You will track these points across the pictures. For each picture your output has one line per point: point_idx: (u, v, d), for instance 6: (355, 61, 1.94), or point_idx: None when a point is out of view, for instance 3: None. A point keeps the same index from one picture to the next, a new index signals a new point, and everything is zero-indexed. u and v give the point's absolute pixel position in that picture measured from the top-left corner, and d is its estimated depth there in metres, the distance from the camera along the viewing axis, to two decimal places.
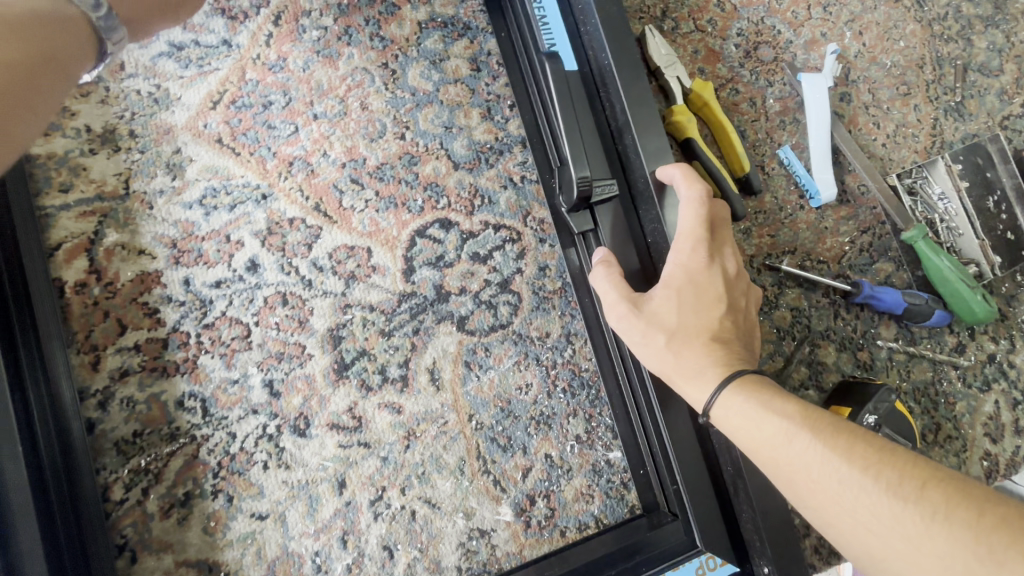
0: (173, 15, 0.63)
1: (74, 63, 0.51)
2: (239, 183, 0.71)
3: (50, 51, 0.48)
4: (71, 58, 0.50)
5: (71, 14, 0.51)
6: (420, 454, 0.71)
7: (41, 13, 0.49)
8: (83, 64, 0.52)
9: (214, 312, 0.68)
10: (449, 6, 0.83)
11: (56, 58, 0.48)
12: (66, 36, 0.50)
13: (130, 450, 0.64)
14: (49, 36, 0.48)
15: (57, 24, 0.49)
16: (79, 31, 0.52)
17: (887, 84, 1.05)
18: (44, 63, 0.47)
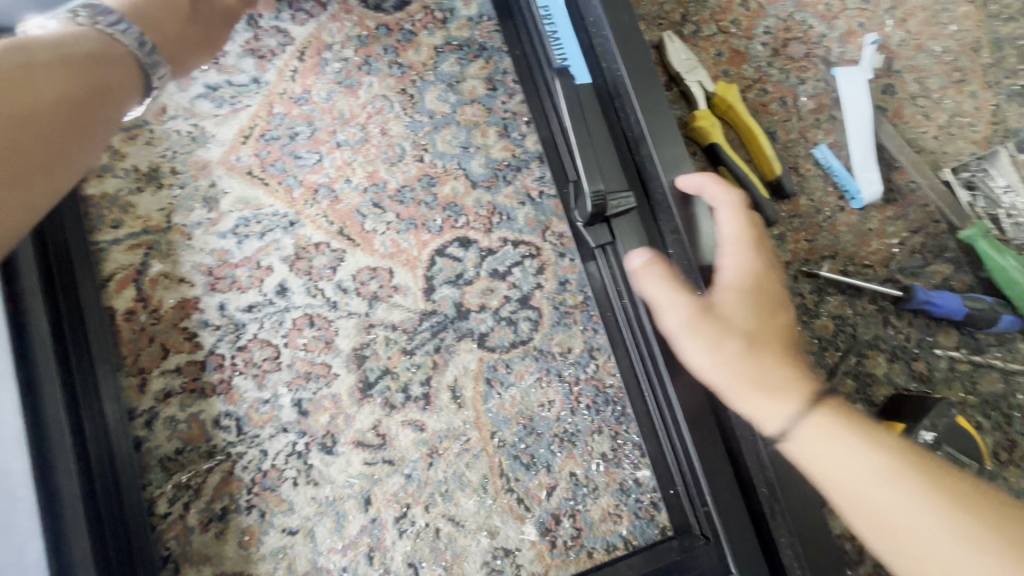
0: (208, 52, 0.67)
1: (124, 97, 0.54)
2: (268, 213, 0.75)
3: (101, 87, 0.52)
4: (118, 93, 0.53)
5: (122, 52, 0.54)
6: (443, 471, 0.72)
7: (96, 50, 0.52)
8: (134, 96, 0.55)
9: (246, 335, 0.72)
10: (464, 29, 0.85)
11: (105, 92, 0.52)
12: (116, 72, 0.53)
13: (173, 466, 0.68)
14: (99, 74, 0.52)
15: (109, 59, 0.53)
16: (129, 65, 0.55)
17: (938, 71, 0.98)
18: (93, 100, 0.51)
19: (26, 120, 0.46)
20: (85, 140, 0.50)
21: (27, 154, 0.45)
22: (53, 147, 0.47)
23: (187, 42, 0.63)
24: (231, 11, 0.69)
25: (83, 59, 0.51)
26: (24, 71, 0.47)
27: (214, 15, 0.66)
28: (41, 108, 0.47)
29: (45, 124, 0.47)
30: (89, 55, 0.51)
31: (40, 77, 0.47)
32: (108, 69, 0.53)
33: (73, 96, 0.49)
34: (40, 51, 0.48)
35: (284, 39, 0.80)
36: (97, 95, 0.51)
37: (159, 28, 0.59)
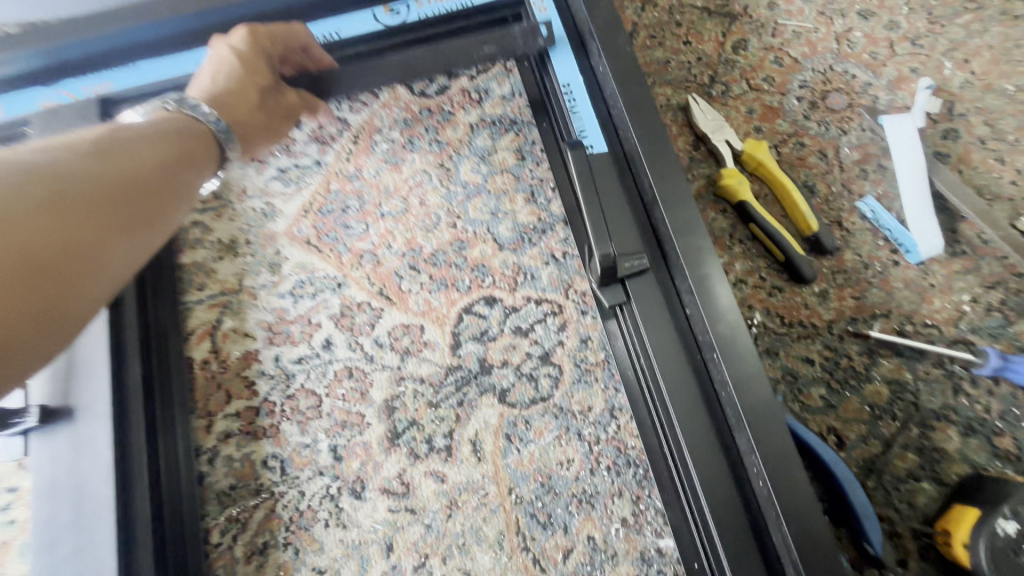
0: (274, 138, 0.79)
1: (206, 163, 0.67)
2: (321, 275, 0.86)
3: (190, 155, 0.64)
4: (201, 159, 0.66)
5: (204, 129, 0.68)
6: (461, 524, 0.74)
7: (184, 128, 0.66)
8: (211, 156, 0.68)
9: (295, 384, 0.81)
10: (497, 106, 0.93)
11: (191, 157, 0.65)
12: (199, 143, 0.67)
13: (227, 501, 0.76)
14: (187, 145, 0.65)
15: (190, 132, 0.66)
16: (205, 136, 0.68)
17: (1011, 111, 0.91)
18: (184, 164, 0.63)
19: (141, 178, 0.58)
20: (179, 195, 0.62)
21: (140, 203, 0.57)
22: (157, 198, 0.59)
23: (257, 126, 0.76)
24: (294, 107, 0.82)
25: (173, 133, 0.64)
26: (133, 143, 0.59)
27: (279, 109, 0.79)
28: (148, 168, 0.59)
29: (151, 180, 0.59)
30: (176, 131, 0.65)
31: (145, 146, 0.60)
32: (193, 140, 0.66)
33: (169, 158, 0.62)
34: (142, 130, 0.62)
35: (342, 126, 0.93)
36: (184, 158, 0.64)
37: (233, 115, 0.72)
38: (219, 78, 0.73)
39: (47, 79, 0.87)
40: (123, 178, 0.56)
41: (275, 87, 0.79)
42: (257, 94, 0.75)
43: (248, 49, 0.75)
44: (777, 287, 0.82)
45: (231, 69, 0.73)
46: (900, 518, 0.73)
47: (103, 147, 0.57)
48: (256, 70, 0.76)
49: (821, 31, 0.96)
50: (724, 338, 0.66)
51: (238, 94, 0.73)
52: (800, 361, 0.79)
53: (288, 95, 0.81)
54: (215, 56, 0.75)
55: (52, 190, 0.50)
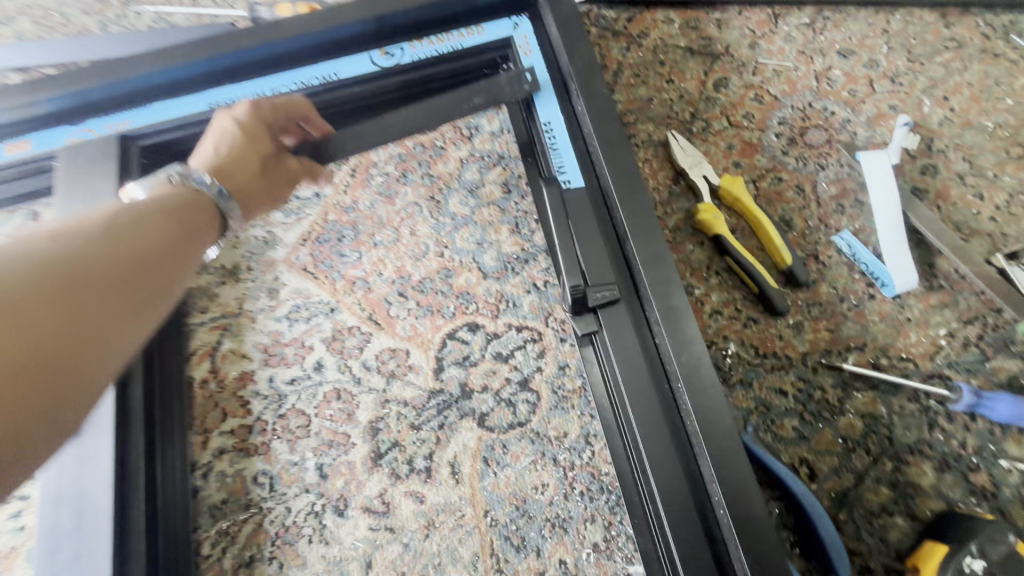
0: (276, 202, 0.77)
1: (206, 234, 0.66)
2: (315, 301, 0.91)
3: (191, 226, 0.63)
4: (202, 230, 0.65)
5: (204, 200, 0.67)
6: (437, 544, 0.77)
7: (184, 200, 0.65)
8: (212, 232, 0.67)
9: (286, 404, 0.85)
10: (487, 142, 0.98)
11: (193, 236, 0.63)
12: (199, 214, 0.65)
13: (218, 514, 0.81)
14: (187, 217, 0.63)
15: (193, 207, 0.65)
16: (209, 210, 0.67)
17: (991, 147, 0.93)
18: (185, 234, 0.61)
19: (147, 258, 0.55)
20: (185, 261, 0.59)
21: (142, 287, 0.53)
22: (160, 280, 0.55)
23: (257, 192, 0.75)
24: (297, 172, 0.81)
25: (177, 210, 0.63)
26: (137, 222, 0.56)
27: (281, 175, 0.79)
28: (153, 249, 0.56)
29: (156, 261, 0.55)
30: (179, 208, 0.63)
31: (150, 226, 0.57)
32: (193, 212, 0.65)
33: (173, 238, 0.59)
34: (146, 209, 0.59)
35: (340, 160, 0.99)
36: (186, 236, 0.61)
37: (234, 182, 0.71)
38: (220, 147, 0.73)
39: (74, 117, 0.95)
40: (129, 258, 0.53)
41: (277, 154, 0.79)
42: (257, 162, 0.75)
43: (250, 119, 0.76)
44: (752, 319, 0.84)
45: (233, 138, 0.74)
46: (872, 553, 0.73)
47: (110, 227, 0.53)
48: (258, 138, 0.76)
49: (801, 70, 1.00)
50: (688, 367, 0.71)
51: (239, 161, 0.73)
52: (774, 393, 0.81)
53: (290, 161, 0.81)
54: (217, 127, 0.75)
55: (55, 276, 0.46)
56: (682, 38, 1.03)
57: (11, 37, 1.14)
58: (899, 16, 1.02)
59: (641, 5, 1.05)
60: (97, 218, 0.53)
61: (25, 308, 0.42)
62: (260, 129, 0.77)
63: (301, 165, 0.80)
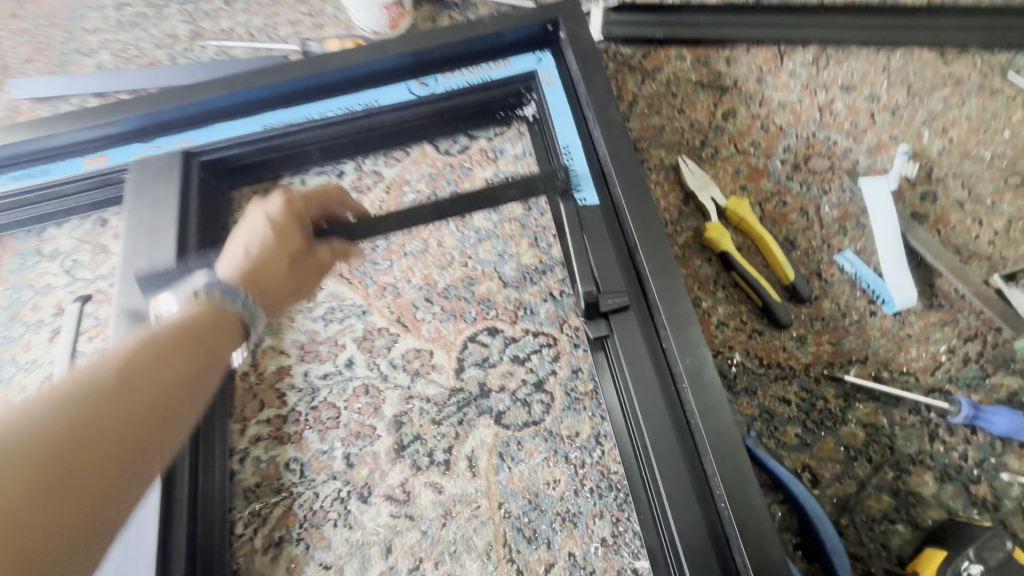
0: (299, 292, 0.87)
1: (227, 346, 0.77)
2: (349, 303, 0.99)
3: (211, 344, 0.74)
4: (222, 345, 0.76)
5: (229, 314, 0.78)
6: (453, 533, 0.82)
7: (210, 318, 0.76)
8: (230, 347, 0.77)
9: (319, 397, 0.92)
10: (510, 164, 1.08)
11: (208, 360, 0.73)
12: (222, 329, 0.77)
13: (252, 496, 0.87)
14: (209, 337, 0.74)
15: (212, 325, 0.76)
16: (232, 321, 0.78)
17: (989, 176, 0.97)
18: (205, 354, 0.73)
19: (158, 399, 0.65)
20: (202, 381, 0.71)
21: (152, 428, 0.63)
22: (169, 417, 0.66)
23: (282, 288, 0.85)
24: (325, 261, 0.90)
25: (196, 334, 0.73)
26: (156, 361, 0.67)
27: (308, 267, 0.89)
28: (166, 385, 0.66)
29: (164, 402, 0.66)
30: (199, 330, 0.74)
31: (169, 365, 0.68)
32: (215, 330, 0.76)
33: (185, 369, 0.70)
34: (167, 341, 0.70)
35: (377, 178, 1.09)
36: (200, 362, 0.72)
37: (263, 287, 0.82)
38: (251, 247, 0.84)
39: (144, 136, 1.07)
40: (143, 405, 0.63)
41: (305, 248, 0.89)
42: (285, 259, 0.85)
43: (281, 217, 0.88)
44: (757, 330, 0.89)
45: (263, 238, 0.85)
46: (874, 558, 0.75)
47: (138, 363, 0.65)
48: (287, 236, 0.87)
49: (806, 103, 1.07)
50: (692, 370, 0.75)
51: (268, 261, 0.84)
52: (777, 401, 0.85)
53: (320, 251, 0.90)
54: (250, 224, 0.87)
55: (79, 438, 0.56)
56: (693, 73, 1.11)
57: (92, 67, 1.29)
58: (899, 55, 1.10)
59: (655, 43, 1.14)
60: (118, 364, 0.64)
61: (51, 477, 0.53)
62: (290, 226, 0.88)
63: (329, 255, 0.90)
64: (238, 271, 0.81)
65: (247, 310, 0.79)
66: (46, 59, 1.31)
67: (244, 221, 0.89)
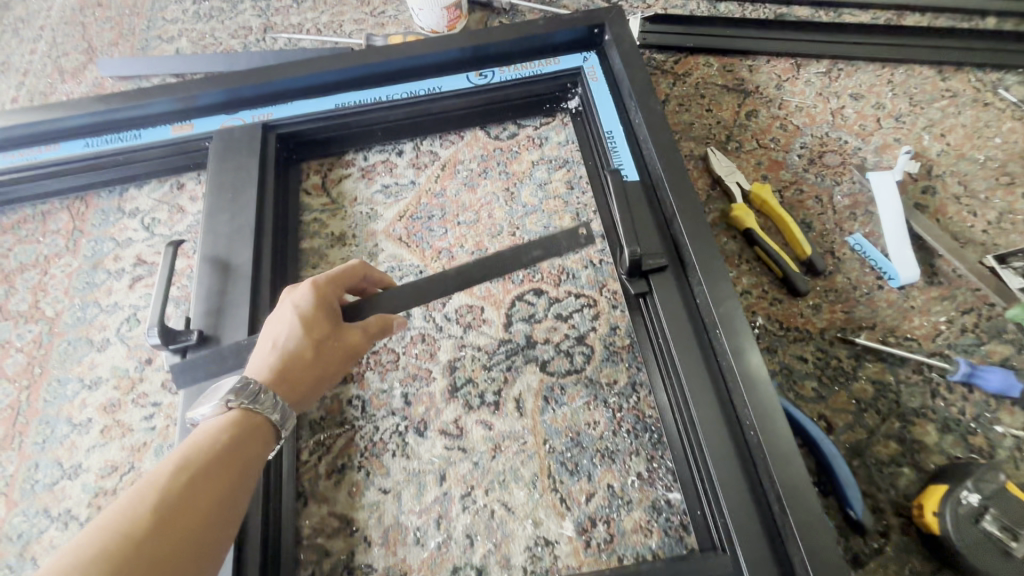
0: (330, 385, 0.78)
1: (259, 455, 0.68)
2: (407, 264, 1.09)
3: (243, 458, 0.65)
4: (254, 457, 0.67)
5: (258, 420, 0.69)
6: (502, 464, 0.90)
7: (238, 429, 0.67)
8: (263, 457, 0.68)
9: (379, 343, 1.01)
10: (555, 149, 1.19)
11: (242, 474, 0.64)
12: (252, 440, 0.68)
13: (317, 428, 0.95)
14: (240, 449, 0.66)
15: (242, 440, 0.67)
16: (263, 429, 0.70)
17: (983, 175, 1.10)
18: (237, 468, 0.64)
19: (189, 530, 0.56)
20: (236, 499, 0.62)
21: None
22: (202, 551, 0.57)
23: (310, 383, 0.76)
24: (357, 345, 0.80)
25: (227, 450, 0.64)
26: (184, 492, 0.58)
27: (339, 354, 0.78)
28: (195, 516, 0.58)
29: (191, 537, 0.56)
30: (229, 446, 0.65)
31: (198, 490, 0.59)
32: (245, 441, 0.67)
33: (219, 492, 0.61)
34: (197, 464, 0.61)
35: (433, 157, 1.21)
36: (233, 480, 0.62)
37: (290, 384, 0.74)
38: (279, 341, 0.76)
39: (227, 109, 1.19)
40: (166, 549, 0.54)
41: (334, 332, 0.79)
42: (311, 350, 0.76)
43: (310, 307, 0.78)
44: (777, 299, 1.00)
45: (290, 330, 0.77)
46: (883, 494, 0.84)
47: (162, 499, 0.57)
48: (315, 324, 0.78)
49: (820, 107, 1.20)
50: (725, 318, 0.85)
51: (294, 354, 0.75)
52: (796, 359, 0.94)
53: (352, 333, 0.80)
54: (277, 315, 0.79)
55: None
56: (719, 78, 1.25)
57: (171, 51, 1.42)
58: (901, 70, 1.24)
59: (685, 51, 1.28)
60: (138, 512, 0.55)
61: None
62: (320, 313, 0.79)
63: (359, 340, 0.79)
64: (265, 370, 0.73)
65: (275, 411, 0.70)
66: (129, 43, 1.43)
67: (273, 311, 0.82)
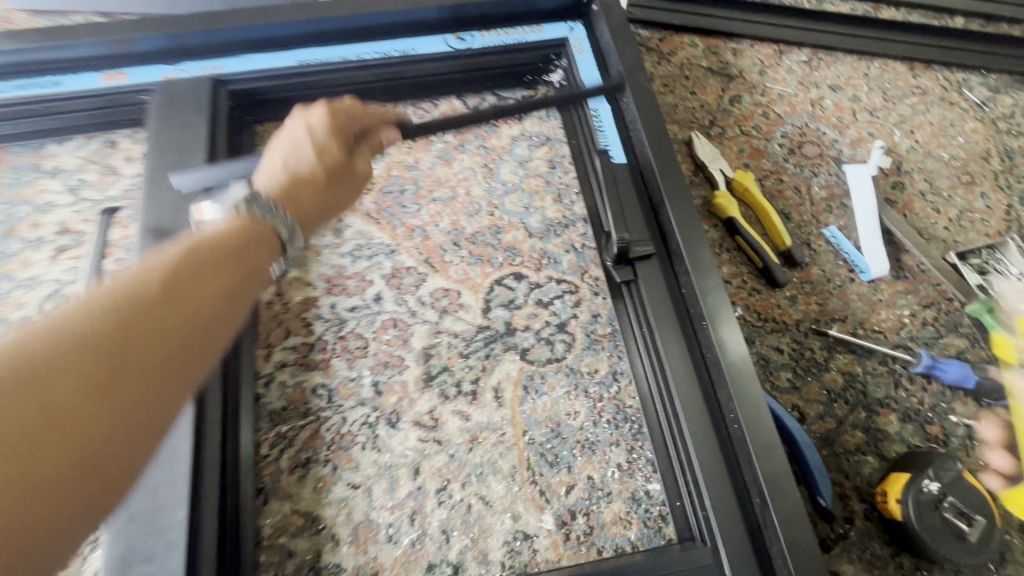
0: (336, 213, 0.84)
1: (265, 264, 0.70)
2: (377, 242, 1.01)
3: (252, 261, 0.68)
4: (262, 262, 0.70)
5: (263, 232, 0.72)
6: (480, 456, 0.86)
7: (245, 236, 0.69)
8: (269, 263, 0.71)
9: (347, 328, 0.94)
10: (536, 125, 1.13)
11: (250, 271, 0.66)
12: (258, 248, 0.70)
13: (278, 419, 0.87)
14: (249, 252, 0.68)
15: (249, 241, 0.69)
16: (267, 237, 0.72)
17: (946, 173, 1.14)
18: (247, 265, 0.67)
19: (207, 299, 0.59)
20: (245, 292, 0.65)
21: (186, 340, 0.54)
22: (218, 324, 0.59)
23: (319, 208, 0.81)
24: (359, 180, 0.86)
25: (231, 251, 0.66)
26: (189, 276, 0.59)
27: (345, 184, 0.84)
28: (211, 293, 0.60)
29: (200, 307, 0.57)
30: (238, 242, 0.68)
31: (205, 274, 0.60)
32: (253, 247, 0.69)
33: (231, 277, 0.63)
34: (209, 250, 0.64)
35: None
36: (241, 272, 0.65)
37: (299, 204, 0.78)
38: (290, 164, 0.80)
39: (169, 58, 1.04)
40: (172, 315, 0.54)
41: (342, 164, 0.83)
42: (322, 176, 0.80)
43: (320, 132, 0.82)
44: (756, 289, 1.00)
45: (301, 153, 0.81)
46: (849, 482, 0.87)
47: (178, 267, 0.59)
48: (325, 148, 0.82)
49: (800, 96, 1.20)
50: (712, 310, 0.87)
51: (304, 176, 0.79)
52: (772, 349, 0.95)
53: (355, 168, 0.86)
54: (290, 134, 0.81)
55: (98, 349, 0.48)
56: (704, 60, 1.22)
57: None
58: (877, 64, 1.25)
59: (671, 29, 1.24)
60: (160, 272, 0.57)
61: (69, 384, 0.45)
62: (329, 139, 0.82)
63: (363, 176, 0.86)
64: (276, 187, 0.77)
65: (280, 225, 0.74)
66: None
67: (279, 132, 0.84)
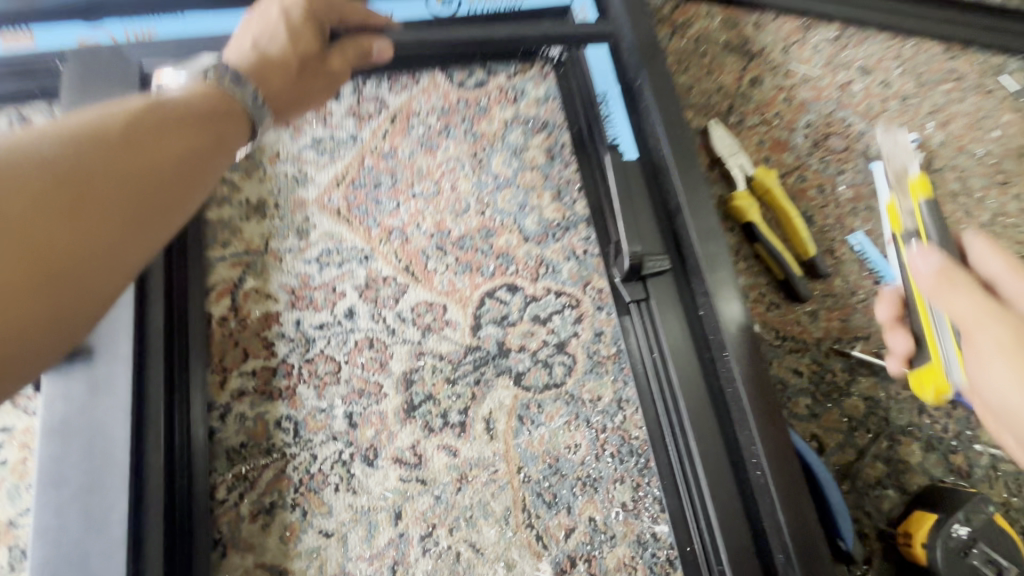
0: (308, 111, 0.71)
1: (241, 136, 0.61)
2: (348, 246, 0.87)
3: (225, 127, 0.59)
4: (237, 133, 0.60)
5: (234, 101, 0.61)
6: (469, 498, 0.77)
7: (217, 101, 0.60)
8: (244, 136, 0.61)
9: (314, 349, 0.81)
10: (532, 106, 0.97)
11: (221, 140, 0.58)
12: (232, 116, 0.60)
13: (236, 458, 0.76)
14: (223, 120, 0.59)
15: (220, 109, 0.60)
16: (237, 111, 0.61)
17: (980, 172, 1.04)
18: (219, 130, 0.58)
19: (170, 161, 0.53)
20: (215, 162, 0.57)
21: (145, 196, 0.50)
22: (181, 189, 0.53)
23: (290, 97, 0.68)
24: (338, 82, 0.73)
25: (201, 113, 0.58)
26: (149, 131, 0.52)
27: (320, 79, 0.71)
28: (172, 155, 0.53)
29: (158, 169, 0.52)
30: (207, 108, 0.58)
31: (166, 133, 0.53)
32: (226, 115, 0.60)
33: (199, 143, 0.56)
34: (172, 109, 0.56)
35: (380, 105, 0.95)
36: (211, 138, 0.57)
37: (268, 82, 0.65)
38: (260, 41, 0.66)
39: (89, 16, 0.86)
40: (125, 168, 0.49)
41: (319, 54, 0.70)
42: (295, 61, 0.67)
43: (299, 14, 0.69)
44: (775, 303, 0.91)
45: (274, 32, 0.67)
46: (868, 519, 0.82)
47: (136, 122, 0.52)
48: (301, 34, 0.69)
49: (826, 79, 1.07)
50: (734, 339, 0.76)
51: (273, 55, 0.66)
52: (790, 372, 0.87)
53: (335, 64, 0.72)
54: (262, 12, 0.68)
55: (43, 187, 0.44)
56: (722, 34, 1.08)
57: None
58: (911, 43, 1.12)
59: None
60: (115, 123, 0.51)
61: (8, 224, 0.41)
62: (306, 25, 0.69)
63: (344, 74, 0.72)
64: (243, 62, 0.64)
65: (251, 103, 0.62)
66: None
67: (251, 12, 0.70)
